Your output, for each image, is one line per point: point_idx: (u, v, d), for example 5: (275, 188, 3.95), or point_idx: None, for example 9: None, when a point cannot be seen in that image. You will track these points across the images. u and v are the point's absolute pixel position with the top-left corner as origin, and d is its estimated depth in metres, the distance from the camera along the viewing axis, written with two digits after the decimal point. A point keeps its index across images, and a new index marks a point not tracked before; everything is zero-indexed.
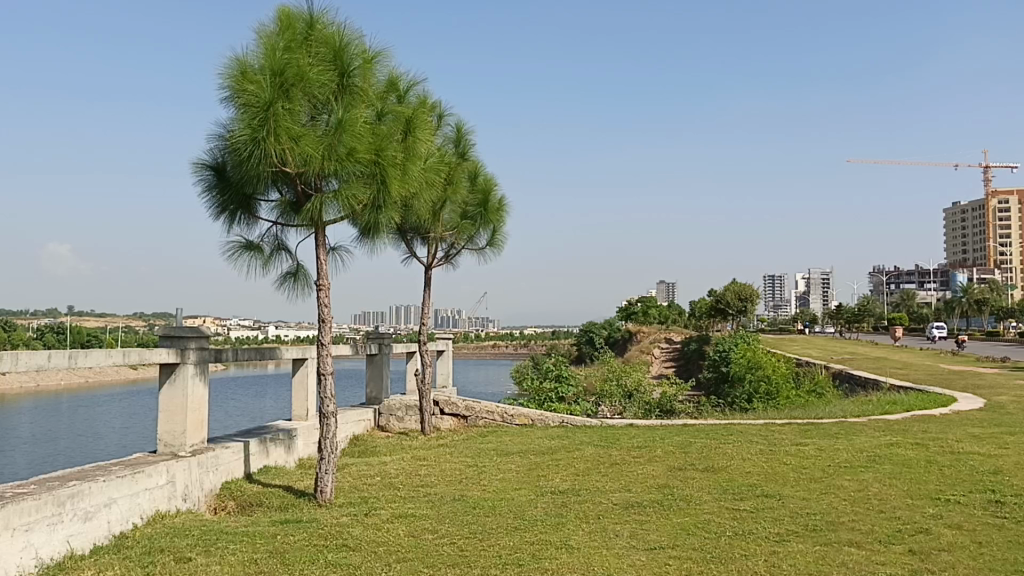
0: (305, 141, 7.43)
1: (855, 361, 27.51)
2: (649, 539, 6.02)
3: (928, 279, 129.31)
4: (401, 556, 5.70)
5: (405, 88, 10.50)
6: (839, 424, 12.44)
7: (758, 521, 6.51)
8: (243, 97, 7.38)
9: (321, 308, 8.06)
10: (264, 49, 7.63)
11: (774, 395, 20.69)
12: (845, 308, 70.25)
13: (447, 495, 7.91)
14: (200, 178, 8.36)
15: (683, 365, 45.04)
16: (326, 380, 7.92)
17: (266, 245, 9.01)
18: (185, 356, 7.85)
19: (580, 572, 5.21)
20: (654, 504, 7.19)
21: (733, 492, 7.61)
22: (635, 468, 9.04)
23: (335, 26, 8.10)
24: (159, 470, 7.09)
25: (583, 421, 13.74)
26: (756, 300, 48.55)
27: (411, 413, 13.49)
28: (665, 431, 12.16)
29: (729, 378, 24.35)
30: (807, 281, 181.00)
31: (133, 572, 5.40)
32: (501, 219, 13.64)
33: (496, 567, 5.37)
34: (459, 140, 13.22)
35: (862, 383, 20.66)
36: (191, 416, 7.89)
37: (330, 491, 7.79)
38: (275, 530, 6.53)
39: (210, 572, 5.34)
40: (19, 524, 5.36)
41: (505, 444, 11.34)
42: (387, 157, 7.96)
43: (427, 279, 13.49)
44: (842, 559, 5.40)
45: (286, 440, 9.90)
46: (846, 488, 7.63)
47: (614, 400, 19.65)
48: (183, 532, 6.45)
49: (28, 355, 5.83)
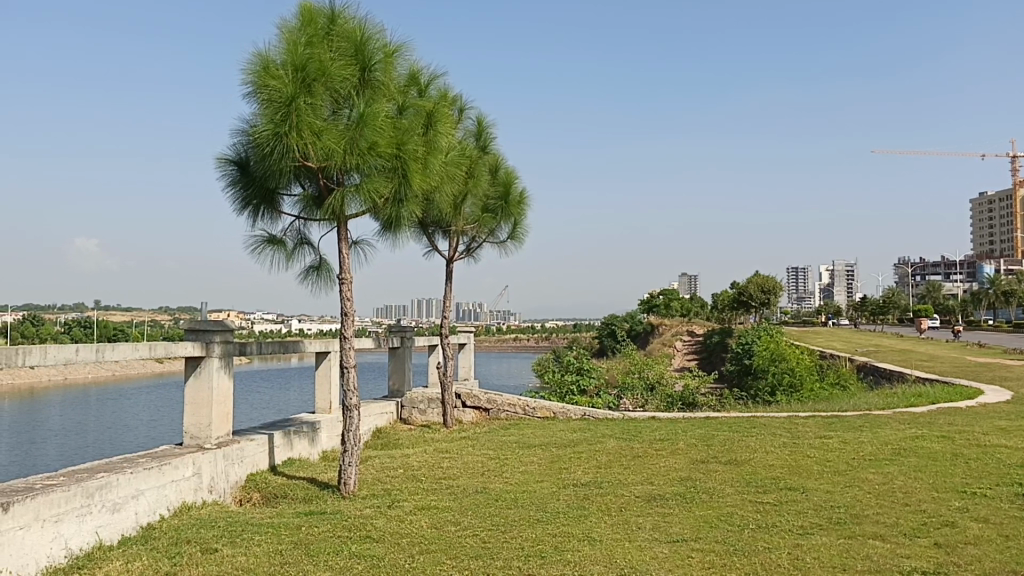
0: (326, 135, 7.47)
1: (879, 354, 27.24)
2: (672, 531, 6.02)
3: (954, 271, 127.95)
4: (424, 547, 5.74)
5: (427, 81, 10.52)
6: (864, 417, 12.35)
7: (781, 514, 6.49)
8: (266, 93, 7.43)
9: (344, 302, 8.11)
10: (286, 43, 7.67)
11: (797, 388, 20.57)
12: (869, 300, 69.59)
13: (470, 487, 7.94)
14: (224, 173, 8.42)
15: (706, 358, 44.78)
16: (349, 372, 7.99)
17: (289, 239, 9.07)
18: (210, 350, 7.93)
19: (602, 564, 5.22)
20: (676, 497, 7.18)
21: (756, 486, 7.57)
22: (658, 461, 9.02)
23: (356, 20, 8.13)
24: (185, 462, 7.17)
25: (604, 414, 13.73)
26: (779, 292, 48.15)
27: (433, 406, 13.54)
28: (687, 424, 12.13)
29: (752, 370, 24.24)
30: (831, 274, 179.65)
31: (160, 563, 5.47)
32: (522, 212, 13.62)
33: (519, 559, 5.40)
34: (480, 133, 13.24)
35: (887, 375, 20.51)
36: (217, 409, 7.97)
37: (353, 483, 7.84)
38: (301, 522, 6.59)
39: (236, 564, 5.39)
40: (48, 516, 5.45)
41: (528, 437, 11.37)
42: (408, 151, 7.99)
43: (449, 273, 13.52)
44: (868, 553, 5.37)
45: (310, 433, 9.98)
46: (871, 481, 7.58)
47: (636, 392, 19.61)
48: (209, 523, 6.52)
49: (56, 348, 5.90)
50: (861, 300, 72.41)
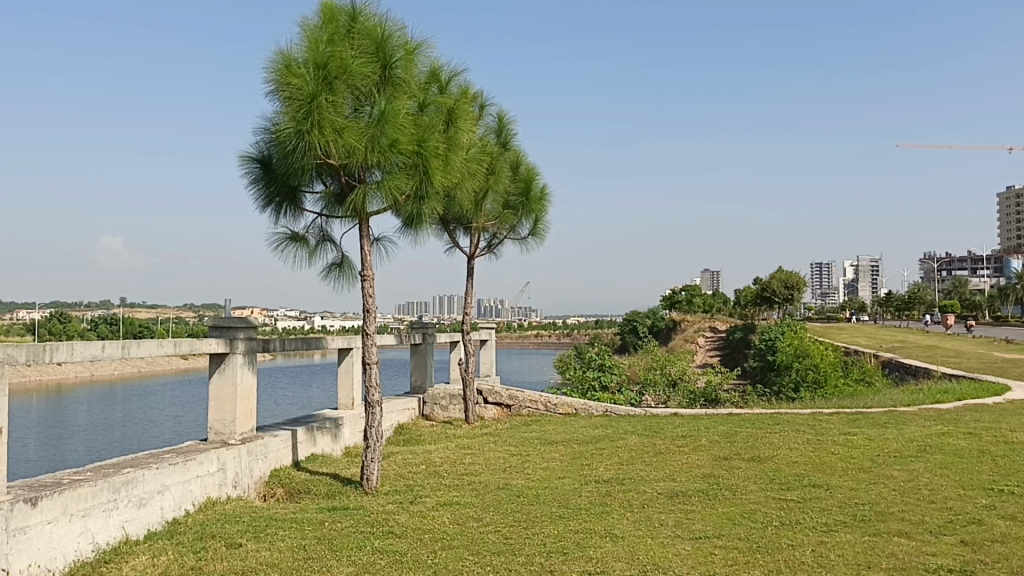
0: (348, 133, 7.49)
1: (905, 350, 26.95)
2: (695, 528, 6.01)
3: (981, 266, 126.39)
4: (446, 543, 5.76)
5: (447, 78, 10.52)
6: (888, 413, 12.26)
7: (805, 511, 6.45)
8: (287, 90, 7.46)
9: (365, 299, 8.14)
10: (308, 42, 7.70)
11: (822, 384, 20.45)
12: (895, 295, 68.93)
13: (491, 483, 7.96)
14: (247, 170, 8.48)
15: (729, 354, 44.54)
16: (371, 369, 8.03)
17: (311, 236, 9.12)
18: (233, 346, 8.00)
19: (625, 561, 5.21)
20: (699, 493, 7.16)
21: (780, 483, 7.52)
22: (679, 457, 9.00)
23: (377, 18, 8.15)
24: (209, 458, 7.23)
25: (626, 411, 13.72)
26: (803, 289, 47.81)
27: (455, 402, 13.56)
28: (709, 420, 12.08)
29: (775, 367, 24.10)
30: (855, 269, 178.07)
31: (186, 557, 5.53)
32: (544, 208, 13.60)
33: (541, 555, 5.40)
34: (501, 130, 13.24)
35: (913, 372, 20.34)
36: (241, 405, 8.03)
37: (376, 479, 7.88)
38: (324, 517, 6.63)
39: (260, 558, 5.44)
40: (76, 510, 5.52)
41: (549, 433, 11.37)
42: (429, 148, 8.01)
43: (470, 270, 13.54)
44: (892, 550, 5.33)
45: (332, 429, 10.03)
46: (896, 479, 7.51)
47: (658, 388, 19.54)
48: (233, 518, 6.58)
49: (82, 345, 5.97)
50: (887, 295, 71.71)
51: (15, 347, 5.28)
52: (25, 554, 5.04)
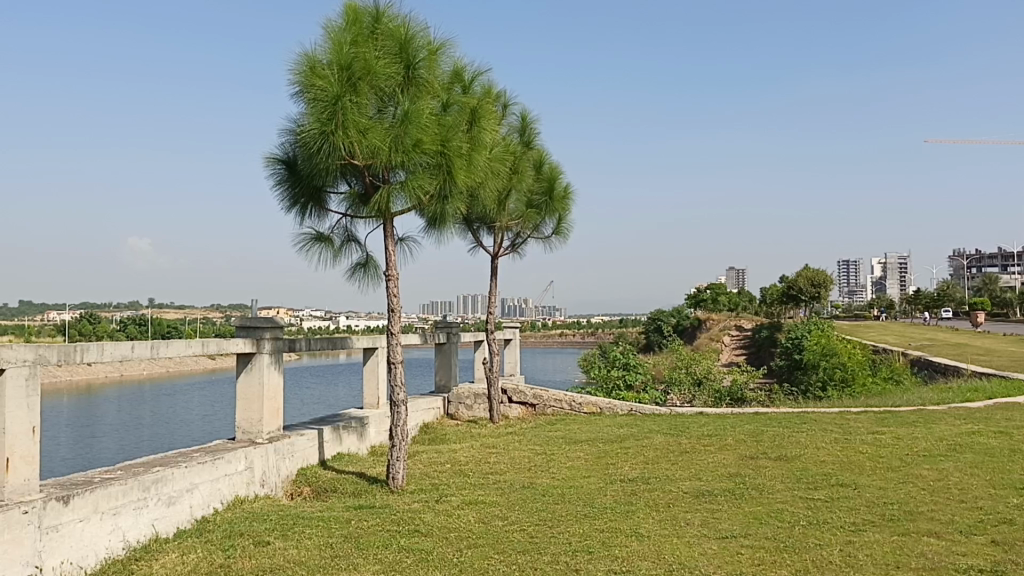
0: (372, 133, 7.54)
1: (934, 348, 26.58)
2: (721, 528, 5.97)
3: (1011, 263, 124.56)
4: (472, 542, 5.77)
5: (470, 78, 10.54)
6: (917, 411, 12.12)
7: (833, 510, 6.40)
8: (312, 92, 7.51)
9: (390, 299, 8.18)
10: (332, 43, 7.75)
11: (849, 383, 20.33)
12: (923, 292, 68.09)
13: (516, 482, 7.97)
14: (272, 172, 8.55)
15: (756, 353, 44.16)
16: (396, 368, 8.07)
17: (336, 236, 9.17)
18: (260, 346, 8.07)
19: (651, 560, 5.21)
20: (725, 493, 7.11)
21: (807, 482, 7.46)
22: (706, 456, 8.95)
23: (401, 19, 8.17)
24: (237, 457, 7.30)
25: (651, 409, 13.69)
26: (831, 286, 47.28)
27: (480, 401, 13.58)
28: (735, 419, 12.03)
29: (802, 365, 23.90)
30: (882, 267, 176.16)
31: (215, 554, 5.59)
32: (567, 207, 13.58)
33: (567, 554, 5.40)
34: (524, 128, 13.25)
35: (942, 370, 20.11)
36: (268, 404, 8.10)
37: (402, 478, 7.92)
38: (350, 515, 6.69)
39: (288, 556, 5.50)
40: (107, 508, 5.60)
41: (574, 432, 11.37)
42: (453, 148, 8.02)
43: (494, 269, 13.57)
44: (922, 550, 5.27)
45: (358, 428, 10.09)
46: (925, 478, 7.42)
47: (684, 387, 19.44)
48: (261, 516, 6.64)
49: (112, 346, 6.06)
50: (915, 292, 70.90)
51: (48, 347, 5.36)
52: (57, 551, 5.12)
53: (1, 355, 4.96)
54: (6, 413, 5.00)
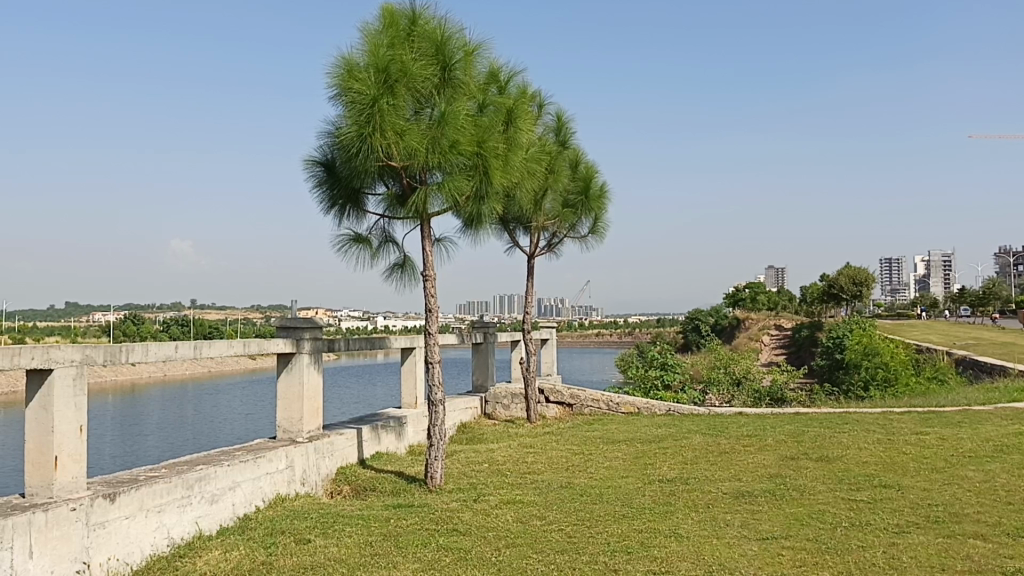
0: (409, 135, 7.61)
1: (980, 347, 26.05)
2: (762, 529, 5.92)
3: None
4: (510, 541, 5.79)
5: (506, 78, 10.54)
6: (963, 412, 11.92)
7: (875, 512, 6.30)
8: (349, 95, 7.58)
9: (428, 299, 8.23)
10: (369, 46, 7.81)
11: (892, 383, 20.05)
12: (968, 290, 66.71)
13: (555, 482, 7.97)
14: (311, 174, 8.65)
15: (796, 353, 43.57)
16: (434, 368, 8.11)
17: (374, 237, 9.25)
18: (300, 346, 8.17)
19: (690, 561, 5.17)
20: (765, 494, 7.04)
21: (849, 483, 7.36)
22: (745, 457, 8.89)
23: (436, 21, 8.21)
24: (278, 455, 7.40)
25: (690, 409, 13.63)
26: (873, 285, 46.50)
27: (517, 401, 13.58)
28: (775, 419, 11.90)
29: (844, 365, 23.59)
30: (925, 266, 173.01)
31: (257, 552, 5.66)
32: (603, 206, 13.55)
33: (605, 554, 5.39)
34: (560, 128, 13.25)
35: (988, 369, 19.75)
36: (308, 403, 8.20)
37: (440, 477, 7.94)
38: (389, 514, 6.73)
39: (329, 554, 5.54)
40: (152, 506, 5.70)
41: (612, 432, 11.34)
42: (489, 148, 8.05)
43: (530, 268, 13.57)
44: (968, 552, 5.18)
45: (397, 427, 10.15)
46: (971, 479, 7.29)
47: (722, 388, 19.28)
48: (302, 514, 6.72)
49: (157, 346, 6.17)
50: (959, 290, 69.55)
51: (93, 347, 5.47)
52: (104, 548, 5.23)
53: (52, 355, 5.09)
54: (55, 412, 5.13)
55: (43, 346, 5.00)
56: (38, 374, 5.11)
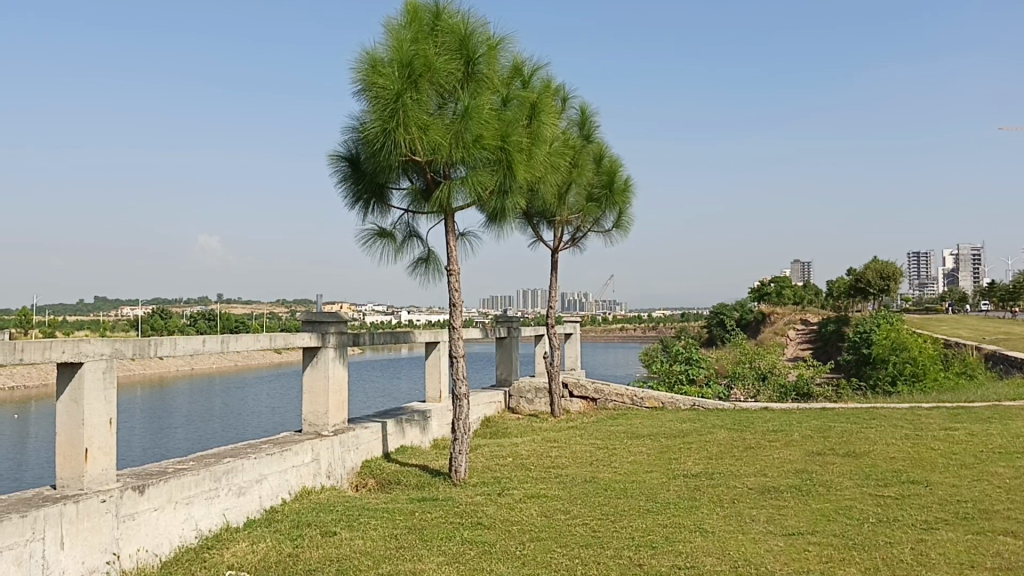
0: (432, 130, 7.62)
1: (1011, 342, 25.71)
2: (788, 524, 5.88)
3: None
4: (534, 535, 5.80)
5: (529, 72, 10.51)
6: (994, 407, 11.73)
7: (903, 508, 6.23)
8: (374, 90, 7.60)
9: (452, 293, 8.25)
10: (392, 41, 7.83)
11: (920, 377, 19.82)
12: (998, 285, 65.77)
13: (579, 476, 7.96)
14: (336, 170, 8.70)
15: (822, 347, 43.21)
16: (458, 362, 8.13)
17: (398, 232, 9.27)
18: (326, 340, 8.22)
19: (715, 556, 5.16)
20: (792, 489, 6.99)
21: (876, 479, 7.29)
22: (771, 452, 8.83)
23: (460, 15, 8.21)
24: (304, 448, 7.46)
25: (714, 404, 13.57)
26: (900, 279, 45.97)
27: (541, 395, 13.58)
28: (801, 414, 11.81)
29: (871, 360, 23.39)
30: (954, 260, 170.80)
31: (283, 544, 5.72)
32: (627, 200, 13.49)
33: (629, 548, 5.39)
34: (584, 123, 13.21)
35: (1019, 364, 19.47)
36: (333, 398, 8.25)
37: (464, 471, 7.97)
38: (414, 507, 6.77)
39: (354, 547, 5.58)
40: (180, 498, 5.77)
41: (636, 427, 11.31)
42: (513, 143, 8.05)
43: (554, 262, 13.55)
44: (997, 550, 5.12)
45: (421, 421, 10.20)
46: (1000, 475, 7.20)
47: (748, 382, 19.22)
48: (328, 507, 6.78)
49: (185, 339, 6.20)
50: (987, 284, 68.62)
51: (123, 341, 5.54)
52: (134, 539, 5.30)
53: (82, 349, 5.15)
54: (86, 405, 5.19)
55: (74, 340, 5.07)
56: (67, 368, 5.18)
